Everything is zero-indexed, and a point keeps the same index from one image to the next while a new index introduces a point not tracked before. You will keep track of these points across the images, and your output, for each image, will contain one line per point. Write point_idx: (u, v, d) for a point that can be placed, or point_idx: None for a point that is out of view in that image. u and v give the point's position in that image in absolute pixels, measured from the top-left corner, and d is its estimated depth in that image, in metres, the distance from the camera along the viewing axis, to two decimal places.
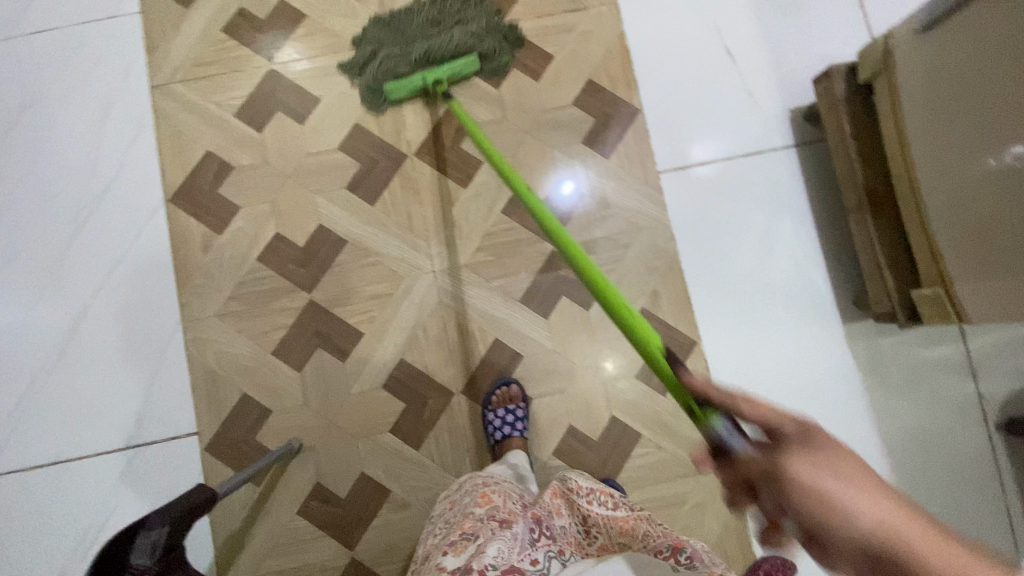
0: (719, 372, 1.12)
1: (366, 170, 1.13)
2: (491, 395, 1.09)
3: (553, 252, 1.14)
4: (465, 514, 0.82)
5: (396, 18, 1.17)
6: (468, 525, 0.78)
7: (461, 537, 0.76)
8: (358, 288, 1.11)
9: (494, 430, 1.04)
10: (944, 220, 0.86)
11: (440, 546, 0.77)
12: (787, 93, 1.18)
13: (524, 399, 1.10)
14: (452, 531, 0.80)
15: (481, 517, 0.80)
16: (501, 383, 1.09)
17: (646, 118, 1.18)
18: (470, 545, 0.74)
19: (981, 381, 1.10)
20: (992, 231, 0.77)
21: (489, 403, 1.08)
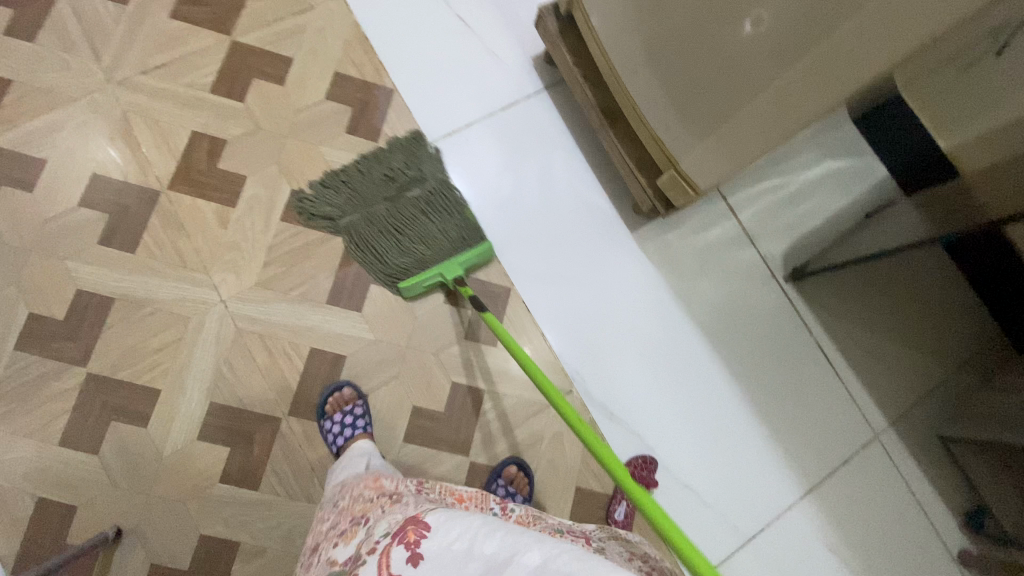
0: (539, 310, 1.15)
1: (118, 219, 1.05)
2: (326, 404, 1.03)
3: (349, 245, 1.11)
4: (354, 495, 0.79)
5: (349, 176, 1.13)
6: (359, 509, 0.74)
7: (351, 523, 0.71)
8: (143, 343, 1.01)
9: (334, 439, 1.00)
10: (660, 99, 0.91)
11: (330, 537, 0.72)
12: (525, 43, 1.25)
13: (365, 396, 1.05)
14: (342, 518, 0.75)
15: (371, 497, 0.75)
16: (335, 387, 1.04)
17: (403, 98, 1.19)
18: (360, 529, 0.68)
19: (761, 245, 1.22)
20: (703, 86, 0.81)
21: (326, 410, 1.03)
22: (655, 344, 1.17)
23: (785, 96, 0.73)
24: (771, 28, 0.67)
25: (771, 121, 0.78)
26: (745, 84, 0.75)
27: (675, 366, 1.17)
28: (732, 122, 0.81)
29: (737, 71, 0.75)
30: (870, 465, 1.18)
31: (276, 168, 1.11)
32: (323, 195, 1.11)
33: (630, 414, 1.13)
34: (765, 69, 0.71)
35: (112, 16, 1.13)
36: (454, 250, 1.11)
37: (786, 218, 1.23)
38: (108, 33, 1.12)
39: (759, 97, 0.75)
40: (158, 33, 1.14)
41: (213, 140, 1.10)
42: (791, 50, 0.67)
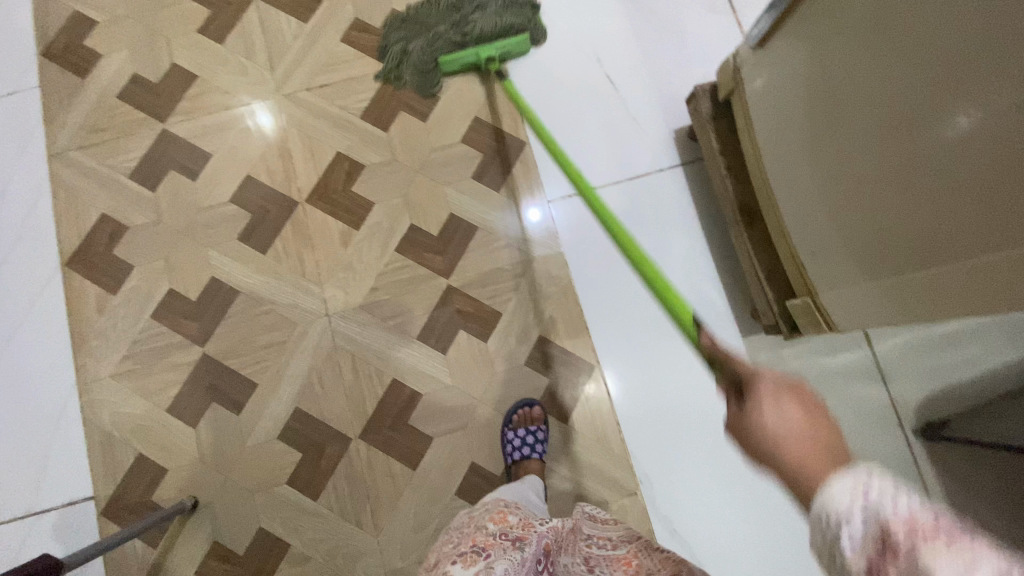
0: (623, 397, 1.10)
1: (257, 220, 1.15)
2: (512, 414, 1.08)
3: (450, 287, 1.13)
4: (477, 527, 0.80)
5: (421, 11, 1.21)
6: (479, 539, 0.76)
7: (471, 548, 0.73)
8: (252, 338, 1.10)
9: (511, 451, 1.04)
10: (816, 222, 0.82)
11: (449, 553, 0.75)
12: (670, 115, 1.20)
13: (547, 424, 1.09)
14: (462, 542, 0.77)
15: (494, 533, 0.77)
16: (525, 403, 1.09)
17: (534, 151, 1.20)
18: (479, 558, 0.71)
19: (893, 386, 1.07)
20: (884, 226, 0.70)
21: (511, 421, 1.08)
22: (742, 467, 1.07)
23: (979, 274, 0.60)
24: (985, 198, 0.56)
25: (952, 295, 0.65)
26: (936, 243, 0.64)
27: (758, 495, 1.06)
28: (909, 274, 0.70)
29: (929, 226, 0.64)
30: None
31: (400, 200, 1.16)
32: (399, 29, 1.21)
33: (695, 534, 1.04)
34: (968, 236, 0.59)
35: (293, 33, 1.24)
36: (497, 33, 1.19)
37: (934, 366, 1.06)
38: (287, 49, 1.23)
39: (951, 262, 0.63)
40: (327, 55, 1.23)
41: (352, 162, 1.17)
42: (1003, 228, 0.55)
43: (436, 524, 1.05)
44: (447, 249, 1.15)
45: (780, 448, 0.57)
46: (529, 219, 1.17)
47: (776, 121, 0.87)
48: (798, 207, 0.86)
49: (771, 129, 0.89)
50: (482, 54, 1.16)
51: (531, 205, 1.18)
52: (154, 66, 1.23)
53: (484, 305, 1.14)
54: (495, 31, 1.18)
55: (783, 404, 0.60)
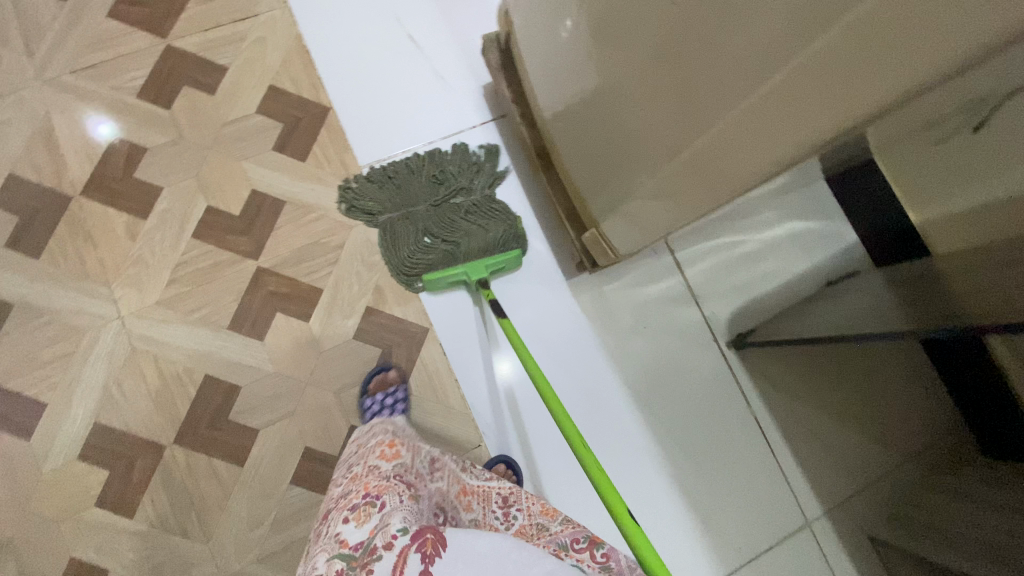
0: (456, 355, 1.09)
1: (26, 222, 1.02)
2: (368, 383, 1.04)
3: (260, 268, 1.06)
4: (370, 468, 0.75)
5: (401, 175, 1.10)
6: (372, 485, 0.70)
7: (363, 500, 0.68)
8: (34, 353, 0.98)
9: (371, 416, 1.00)
10: (594, 159, 0.84)
11: (340, 509, 0.70)
12: (477, 70, 1.18)
13: (407, 382, 1.06)
14: (353, 490, 0.72)
15: (387, 476, 0.72)
16: (379, 368, 1.05)
17: (338, 116, 1.13)
18: (373, 513, 0.66)
19: (705, 305, 1.12)
20: (675, 99, 0.62)
21: (367, 391, 1.04)
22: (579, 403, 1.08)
23: (766, 121, 0.54)
24: (750, 28, 0.48)
25: (746, 150, 0.59)
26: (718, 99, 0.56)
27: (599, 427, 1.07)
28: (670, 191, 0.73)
29: (711, 81, 0.55)
30: (800, 554, 1.06)
31: (193, 182, 1.06)
32: (370, 189, 1.09)
33: (554, 486, 1.07)
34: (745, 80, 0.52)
35: (50, 12, 1.11)
36: (487, 251, 1.06)
37: (740, 281, 1.12)
38: (44, 30, 1.10)
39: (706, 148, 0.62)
40: (95, 34, 1.11)
41: (132, 147, 1.06)
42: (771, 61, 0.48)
43: (271, 519, 0.99)
44: (253, 228, 1.07)
45: None
46: None
47: (553, 24, 0.78)
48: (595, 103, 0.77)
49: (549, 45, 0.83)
50: (474, 273, 1.04)
51: None
52: None
53: (301, 283, 1.07)
54: (485, 242, 1.06)
55: None
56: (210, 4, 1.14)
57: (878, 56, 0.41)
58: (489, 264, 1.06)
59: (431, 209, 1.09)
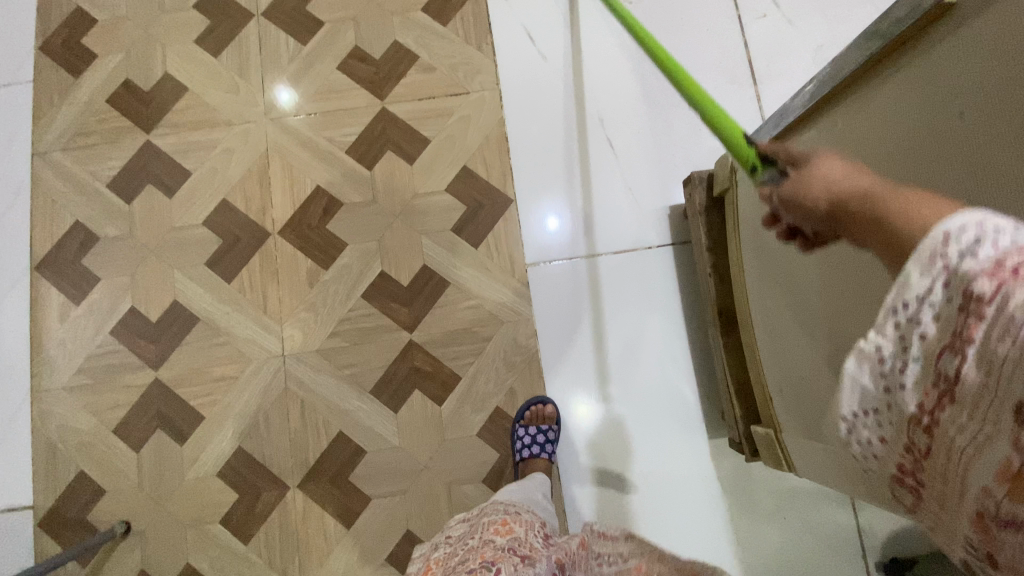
0: (573, 480, 1.05)
1: (227, 247, 1.12)
2: (524, 411, 1.06)
3: (411, 342, 1.09)
4: (485, 541, 0.78)
5: None
6: (488, 554, 0.73)
7: (482, 564, 0.71)
8: (205, 369, 1.08)
9: (520, 449, 1.02)
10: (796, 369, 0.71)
11: (459, 571, 0.72)
12: (667, 191, 1.13)
13: (559, 422, 1.06)
14: (470, 557, 0.74)
15: (502, 547, 0.75)
16: (538, 400, 1.06)
17: (519, 209, 1.14)
18: (489, 575, 0.68)
19: (860, 513, 0.99)
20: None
21: (521, 418, 1.06)
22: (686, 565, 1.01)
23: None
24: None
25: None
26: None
27: None
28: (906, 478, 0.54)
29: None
30: None
31: (374, 245, 1.11)
32: None
33: None
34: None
35: (290, 55, 1.21)
36: None
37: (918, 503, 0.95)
38: (281, 71, 1.20)
39: None
40: (322, 83, 1.19)
41: (330, 198, 1.13)
42: None
43: None
44: (415, 301, 1.10)
45: (846, 197, 0.40)
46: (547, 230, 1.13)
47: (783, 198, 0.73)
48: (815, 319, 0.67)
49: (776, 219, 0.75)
50: None
51: (550, 212, 1.14)
52: (146, 74, 1.21)
53: (443, 366, 1.09)
54: None
55: (821, 164, 0.43)
56: (428, 74, 1.19)
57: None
58: None
59: None
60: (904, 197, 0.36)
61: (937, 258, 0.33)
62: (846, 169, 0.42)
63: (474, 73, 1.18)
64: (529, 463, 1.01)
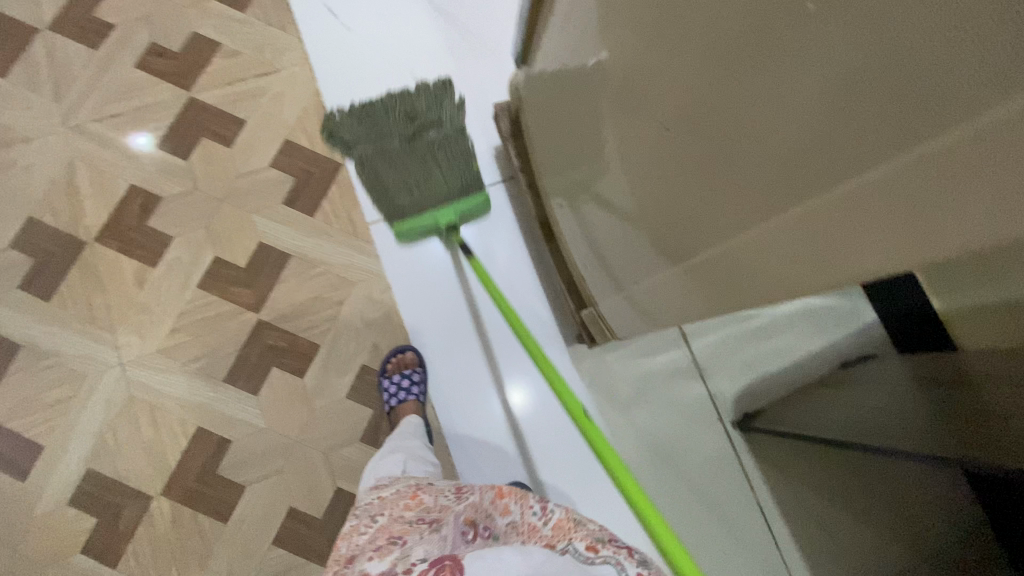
0: (450, 415, 1.08)
1: (41, 265, 1.05)
2: (387, 363, 1.07)
3: (261, 320, 1.07)
4: (395, 517, 0.76)
5: (376, 107, 1.09)
6: (396, 529, 0.71)
7: (386, 542, 0.69)
8: (36, 396, 1.01)
9: (388, 399, 1.03)
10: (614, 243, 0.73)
11: (365, 551, 0.69)
12: (489, 129, 1.18)
13: (424, 364, 1.07)
14: (378, 535, 0.72)
15: (411, 520, 0.73)
16: (397, 350, 1.07)
17: (348, 171, 1.14)
18: (396, 548, 0.66)
19: (711, 381, 1.04)
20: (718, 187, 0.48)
21: (386, 371, 1.06)
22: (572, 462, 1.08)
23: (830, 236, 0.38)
24: (825, 127, 0.34)
25: (798, 271, 0.44)
26: (756, 200, 0.43)
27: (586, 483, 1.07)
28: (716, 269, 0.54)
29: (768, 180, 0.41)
30: None
31: (204, 232, 1.08)
32: (347, 124, 1.09)
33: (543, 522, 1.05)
34: (816, 188, 0.37)
35: (83, 62, 1.16)
36: (451, 198, 1.04)
37: (751, 356, 1.04)
38: (75, 79, 1.15)
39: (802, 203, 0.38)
40: (122, 83, 1.15)
41: (147, 195, 1.09)
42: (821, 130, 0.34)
43: None
44: (257, 280, 1.08)
45: None
46: None
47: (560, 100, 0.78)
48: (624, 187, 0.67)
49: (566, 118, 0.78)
50: (443, 221, 1.03)
51: None
52: None
53: (299, 337, 1.07)
54: (455, 186, 1.04)
55: None
56: (234, 59, 1.18)
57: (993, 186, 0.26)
58: (458, 210, 1.05)
59: (404, 144, 1.04)
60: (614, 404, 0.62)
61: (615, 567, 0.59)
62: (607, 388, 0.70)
63: (280, 51, 1.19)
64: (401, 410, 1.03)
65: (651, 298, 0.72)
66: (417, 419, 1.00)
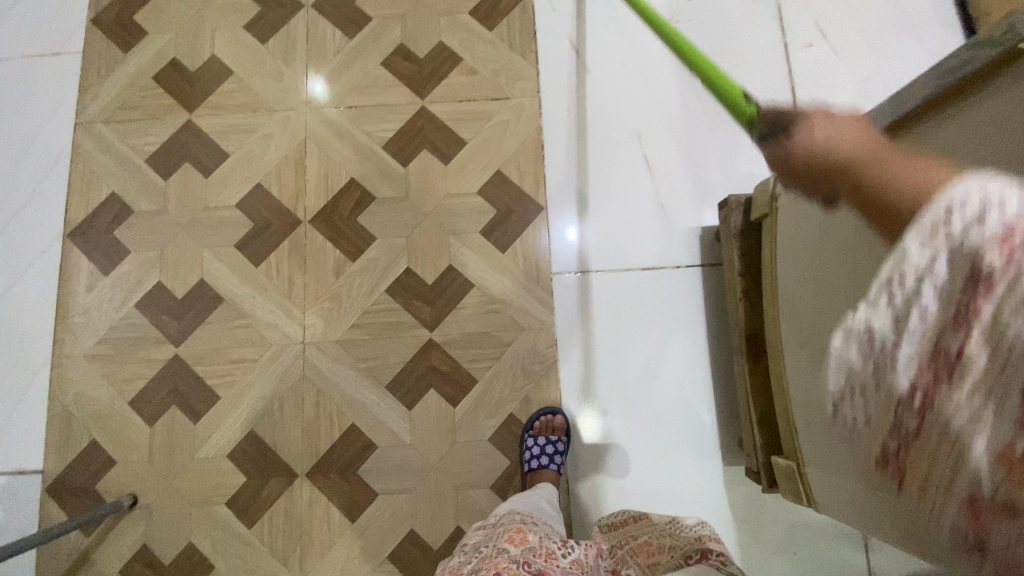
0: (583, 494, 1.04)
1: (257, 231, 1.13)
2: (534, 421, 1.06)
3: (431, 340, 1.09)
4: (499, 549, 0.76)
5: None
6: (505, 561, 0.71)
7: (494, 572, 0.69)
8: (225, 349, 1.09)
9: (529, 458, 1.02)
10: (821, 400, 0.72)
11: None
12: (701, 210, 1.13)
13: (569, 433, 1.05)
14: (485, 565, 0.72)
15: (519, 555, 0.73)
16: (548, 411, 1.06)
17: (550, 217, 1.14)
18: None
19: (873, 557, 0.96)
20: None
21: (531, 428, 1.06)
22: None
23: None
24: None
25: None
26: None
27: None
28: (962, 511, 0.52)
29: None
30: None
31: (402, 240, 1.12)
32: None
33: None
34: None
35: (336, 48, 1.22)
36: None
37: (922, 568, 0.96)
38: (326, 62, 1.21)
39: None
40: (365, 77, 1.20)
41: (362, 191, 1.14)
42: None
43: None
44: (438, 300, 1.10)
45: None
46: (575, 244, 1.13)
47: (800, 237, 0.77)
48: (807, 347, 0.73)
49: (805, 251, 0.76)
50: None
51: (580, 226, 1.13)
52: (194, 54, 1.23)
53: (461, 367, 1.09)
54: None
55: None
56: (471, 77, 1.19)
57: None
58: None
59: None
60: (911, 163, 0.43)
61: (942, 228, 0.39)
62: (849, 128, 0.48)
63: (515, 79, 1.19)
64: (538, 474, 1.01)
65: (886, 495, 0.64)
66: (553, 489, 0.98)
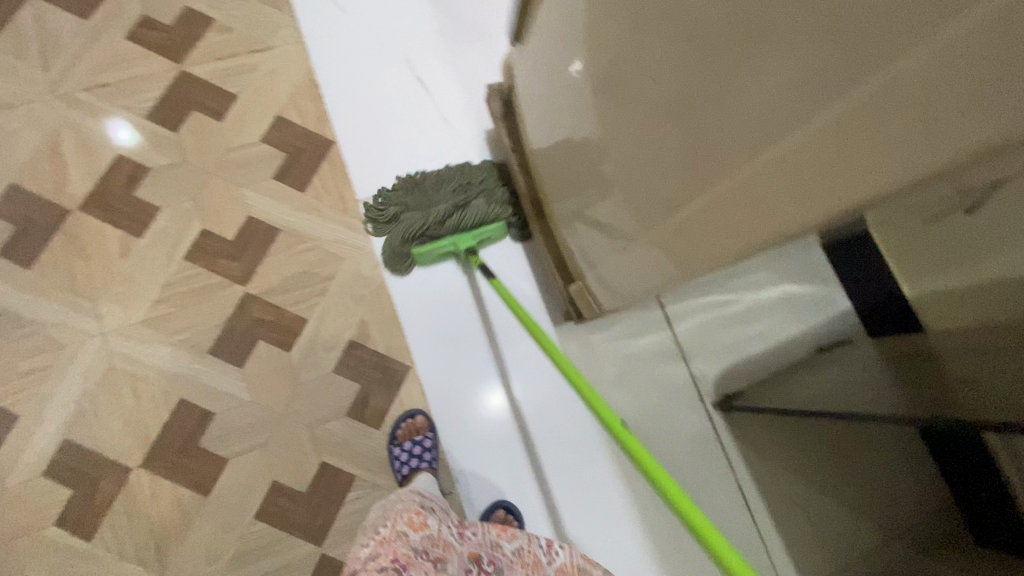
0: (436, 394, 1.07)
1: (21, 232, 1.03)
2: (396, 430, 1.04)
3: (247, 294, 1.06)
4: (397, 534, 0.77)
5: None
6: (401, 552, 0.74)
7: (392, 564, 0.72)
8: (11, 363, 0.98)
9: (400, 466, 1.01)
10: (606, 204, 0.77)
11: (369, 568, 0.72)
12: (480, 114, 1.20)
13: (434, 429, 1.05)
14: (381, 551, 0.74)
15: (415, 546, 0.75)
16: (407, 416, 1.05)
17: (340, 150, 1.15)
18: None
19: (693, 363, 1.06)
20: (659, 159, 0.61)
21: (396, 438, 1.04)
22: (558, 444, 1.07)
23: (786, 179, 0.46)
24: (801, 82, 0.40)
25: (761, 220, 0.52)
26: (738, 156, 0.49)
27: (565, 462, 1.07)
28: (690, 218, 0.61)
29: (703, 147, 0.54)
30: None
31: (191, 205, 1.07)
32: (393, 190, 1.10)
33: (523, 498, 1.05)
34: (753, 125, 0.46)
35: (71, 31, 1.15)
36: None
37: (731, 340, 1.06)
38: (62, 47, 1.13)
39: (784, 167, 0.45)
40: (111, 54, 1.14)
41: (135, 165, 1.08)
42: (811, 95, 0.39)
43: (230, 554, 0.97)
44: (245, 253, 1.07)
45: None
46: (371, 170, 1.15)
47: (540, 72, 0.86)
48: (600, 171, 0.75)
49: (554, 74, 0.81)
50: None
51: (371, 154, 1.15)
52: None
53: (286, 312, 1.06)
54: None
55: None
56: (228, 34, 1.18)
57: (933, 125, 0.33)
58: None
59: None
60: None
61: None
62: None
63: (274, 28, 1.19)
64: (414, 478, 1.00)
65: (629, 266, 0.80)
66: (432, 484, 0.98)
